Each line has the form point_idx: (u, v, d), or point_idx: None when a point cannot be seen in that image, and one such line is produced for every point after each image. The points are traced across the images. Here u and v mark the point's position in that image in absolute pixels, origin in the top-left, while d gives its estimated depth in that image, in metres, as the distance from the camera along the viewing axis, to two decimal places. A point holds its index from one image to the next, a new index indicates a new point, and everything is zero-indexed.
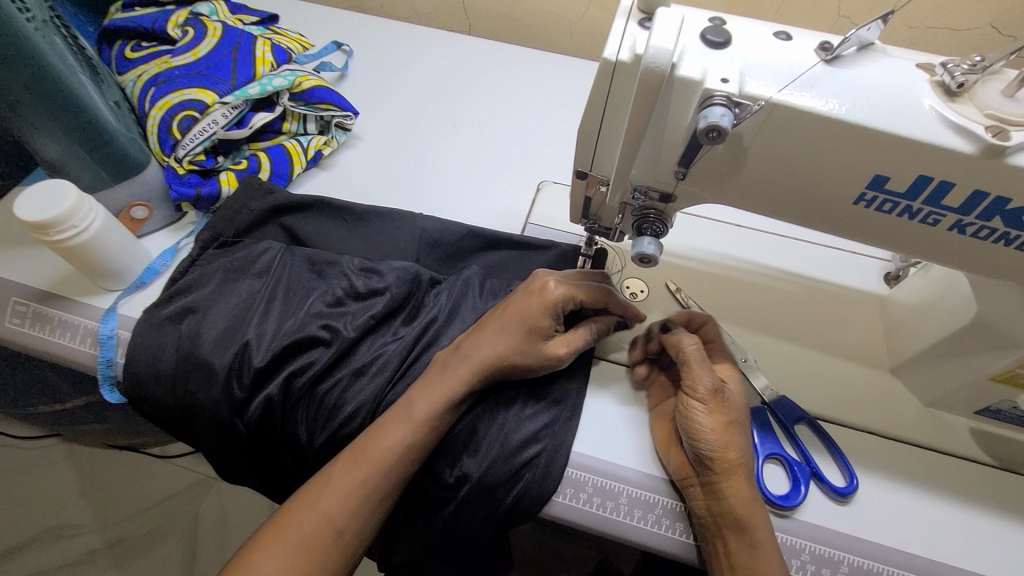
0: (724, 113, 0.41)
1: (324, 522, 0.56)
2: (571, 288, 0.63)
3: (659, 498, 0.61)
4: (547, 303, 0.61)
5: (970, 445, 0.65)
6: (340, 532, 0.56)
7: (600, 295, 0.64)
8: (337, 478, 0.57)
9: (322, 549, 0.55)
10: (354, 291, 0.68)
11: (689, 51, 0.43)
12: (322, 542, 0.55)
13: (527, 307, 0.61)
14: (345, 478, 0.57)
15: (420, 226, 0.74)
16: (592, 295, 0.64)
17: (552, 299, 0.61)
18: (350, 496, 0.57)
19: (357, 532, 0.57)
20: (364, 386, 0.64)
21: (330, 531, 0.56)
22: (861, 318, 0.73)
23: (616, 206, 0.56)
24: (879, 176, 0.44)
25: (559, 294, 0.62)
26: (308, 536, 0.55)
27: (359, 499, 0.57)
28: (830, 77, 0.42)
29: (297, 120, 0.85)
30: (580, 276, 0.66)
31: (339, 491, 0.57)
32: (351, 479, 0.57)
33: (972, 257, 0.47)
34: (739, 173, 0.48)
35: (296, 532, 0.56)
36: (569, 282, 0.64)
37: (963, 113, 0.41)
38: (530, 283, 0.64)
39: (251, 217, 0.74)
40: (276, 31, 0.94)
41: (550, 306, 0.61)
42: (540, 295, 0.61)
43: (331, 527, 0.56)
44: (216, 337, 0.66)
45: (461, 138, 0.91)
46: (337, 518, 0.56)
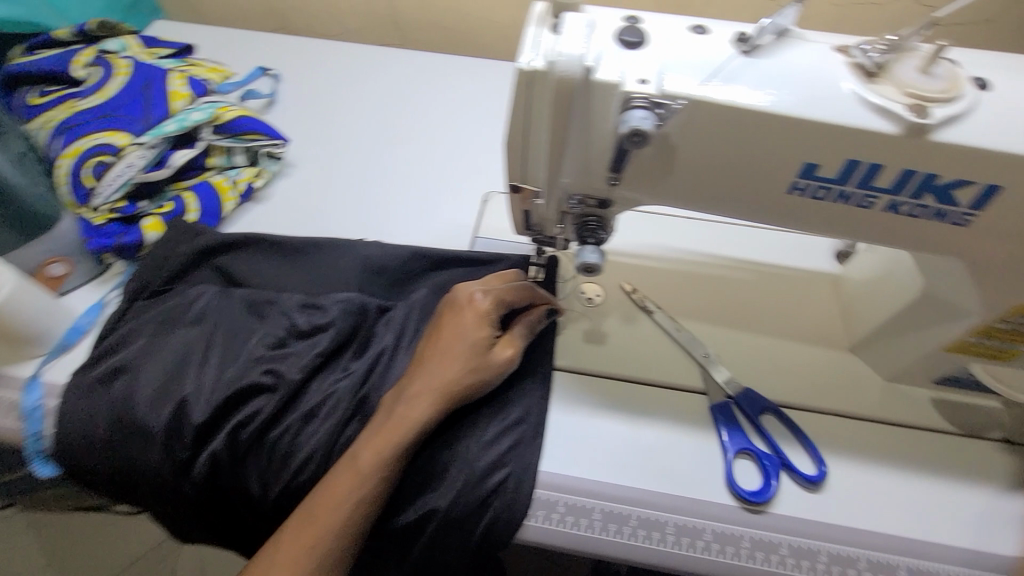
0: (645, 116, 0.40)
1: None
2: (496, 292, 0.64)
3: (633, 508, 0.59)
4: (480, 314, 0.62)
5: (933, 415, 0.65)
6: None
7: (526, 291, 0.66)
8: (284, 547, 0.54)
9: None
10: (297, 330, 0.65)
11: (605, 53, 0.42)
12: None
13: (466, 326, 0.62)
14: (292, 545, 0.54)
15: (362, 253, 0.71)
16: (516, 292, 0.65)
17: (483, 308, 0.63)
18: (299, 565, 0.54)
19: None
20: (316, 430, 0.61)
21: None
22: (818, 299, 0.73)
23: (555, 216, 0.54)
24: (809, 164, 0.43)
25: (489, 303, 0.63)
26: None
27: (312, 565, 0.54)
28: (750, 67, 0.41)
29: (223, 155, 0.80)
30: (498, 277, 0.67)
31: (287, 559, 0.54)
32: (298, 544, 0.54)
33: (911, 235, 0.46)
34: (671, 173, 0.47)
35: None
36: (491, 288, 0.65)
37: (884, 93, 0.40)
38: (455, 299, 0.64)
39: (180, 262, 0.70)
40: (194, 62, 0.90)
41: (483, 316, 0.62)
42: (471, 308, 0.63)
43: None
44: (151, 397, 0.61)
45: (401, 155, 0.88)
46: None
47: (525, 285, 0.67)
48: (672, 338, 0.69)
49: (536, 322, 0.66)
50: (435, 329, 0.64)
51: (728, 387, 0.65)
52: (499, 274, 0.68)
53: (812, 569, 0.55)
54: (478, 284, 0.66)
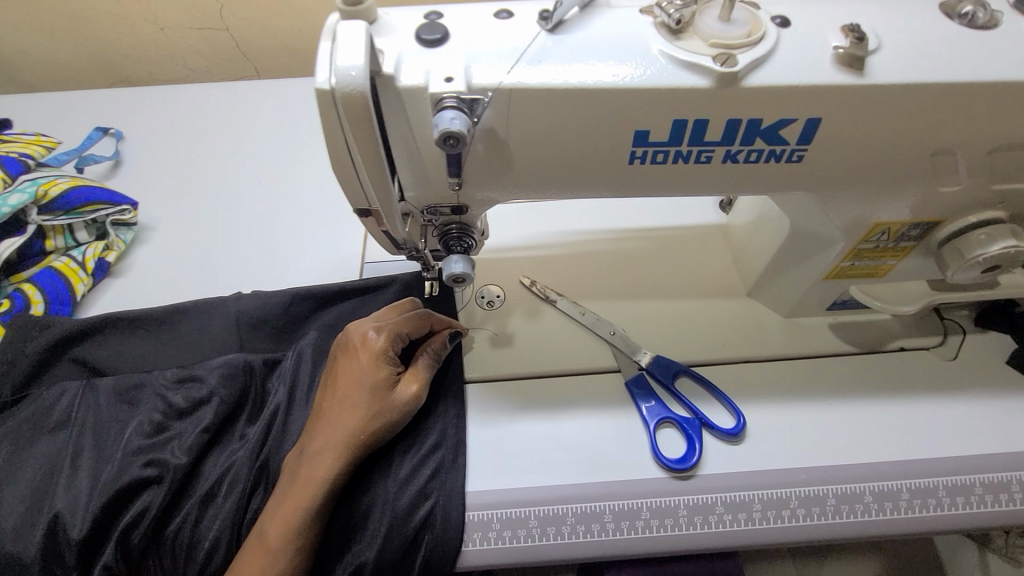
0: (455, 116, 0.37)
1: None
2: (391, 327, 0.60)
3: (568, 505, 0.57)
4: (376, 354, 0.58)
5: (833, 341, 0.67)
6: None
7: (424, 319, 0.62)
8: None
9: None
10: (178, 409, 0.59)
11: (405, 56, 0.39)
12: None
13: (362, 370, 0.58)
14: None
15: (234, 310, 0.66)
16: (414, 323, 0.61)
17: (378, 347, 0.59)
18: None
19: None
20: (218, 511, 0.56)
21: None
22: (710, 252, 0.74)
23: (416, 230, 0.51)
24: (640, 132, 0.42)
25: (383, 341, 0.59)
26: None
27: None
28: (557, 46, 0.40)
29: (62, 234, 0.72)
30: (396, 308, 0.63)
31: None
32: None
33: (758, 180, 0.47)
34: (511, 167, 0.45)
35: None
36: (385, 323, 0.61)
37: (690, 49, 0.40)
38: (349, 341, 0.60)
39: (28, 364, 0.62)
40: (8, 138, 0.81)
41: (380, 355, 0.58)
42: (366, 349, 0.59)
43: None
44: (17, 524, 0.54)
45: (272, 194, 0.83)
46: None
47: (423, 312, 0.63)
48: (577, 323, 0.68)
49: (442, 349, 0.62)
50: (332, 379, 0.60)
51: (638, 358, 0.65)
52: (396, 304, 0.64)
53: (749, 519, 0.56)
54: (372, 320, 0.62)
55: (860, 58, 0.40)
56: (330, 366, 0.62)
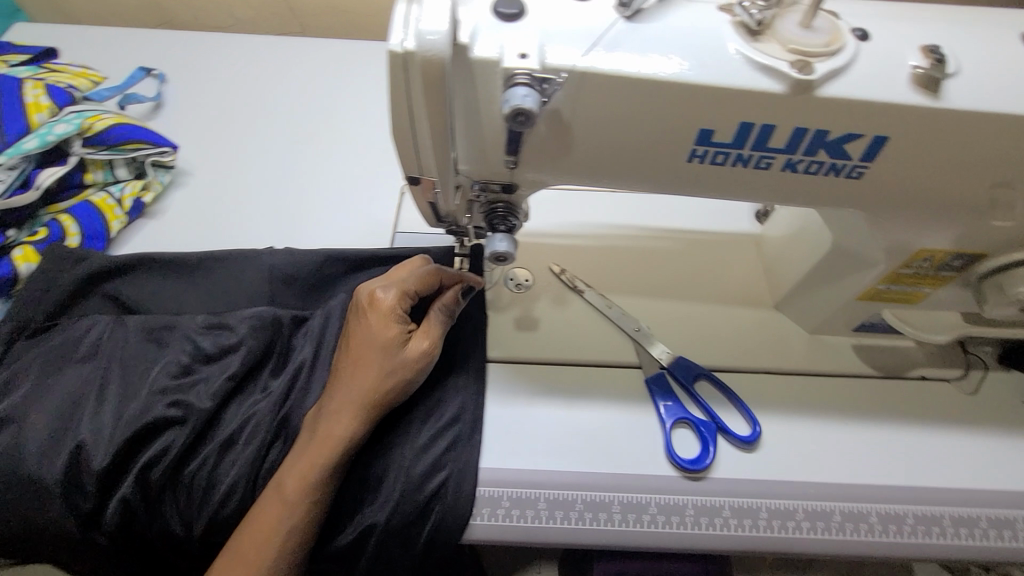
0: (528, 93, 0.37)
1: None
2: (398, 285, 0.60)
3: (577, 492, 0.58)
4: (386, 312, 0.59)
5: (854, 361, 0.67)
6: None
7: (433, 272, 0.61)
8: None
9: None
10: (205, 354, 0.60)
11: (481, 29, 0.39)
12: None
13: (373, 329, 0.58)
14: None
15: (268, 263, 0.66)
16: (421, 279, 0.60)
17: (387, 306, 0.59)
18: None
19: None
20: (236, 458, 0.57)
21: None
22: (741, 260, 0.74)
23: (461, 205, 0.51)
24: (704, 130, 0.42)
25: (391, 298, 0.59)
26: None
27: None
28: (634, 33, 0.39)
29: (102, 169, 0.73)
30: (403, 267, 0.63)
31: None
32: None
33: (812, 191, 0.47)
34: (570, 151, 0.45)
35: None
36: (394, 282, 0.61)
37: (769, 51, 0.39)
38: (358, 302, 0.61)
39: (63, 294, 0.62)
40: (56, 68, 0.81)
41: (388, 314, 0.59)
42: (376, 309, 0.59)
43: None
44: (42, 447, 0.55)
45: (309, 153, 0.83)
46: None
47: (431, 268, 0.62)
48: (603, 316, 0.68)
49: (453, 303, 0.61)
50: (346, 339, 0.60)
51: (661, 358, 0.65)
52: (405, 264, 0.64)
53: (754, 526, 0.56)
54: (380, 279, 0.62)
55: (937, 80, 0.39)
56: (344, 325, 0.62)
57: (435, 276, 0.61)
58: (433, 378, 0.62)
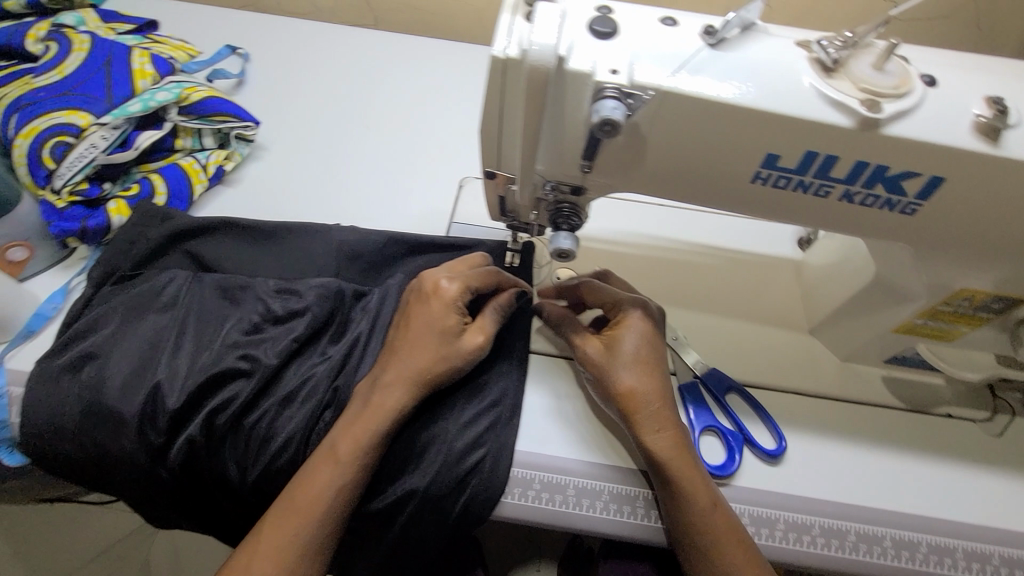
0: (616, 106, 0.41)
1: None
2: (462, 279, 0.64)
3: (604, 484, 0.61)
4: (447, 301, 0.62)
5: (883, 392, 0.69)
6: None
7: (492, 273, 0.65)
8: (264, 539, 0.55)
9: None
10: (273, 316, 0.65)
11: (577, 44, 0.42)
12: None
13: (433, 313, 0.61)
14: (275, 537, 0.55)
15: (337, 239, 0.71)
16: (483, 278, 0.64)
17: (449, 296, 0.62)
18: (280, 557, 0.54)
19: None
20: (294, 414, 0.61)
21: None
22: (780, 283, 0.77)
23: (530, 203, 0.56)
24: (771, 155, 0.45)
25: (455, 289, 0.63)
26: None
27: (296, 553, 0.55)
28: (716, 60, 0.43)
29: (191, 136, 0.79)
30: (465, 263, 0.67)
31: (271, 551, 0.54)
32: (281, 535, 0.55)
33: (865, 222, 0.49)
34: (642, 163, 0.49)
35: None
36: (457, 274, 0.64)
37: (840, 88, 0.42)
38: (422, 288, 0.64)
39: (149, 247, 0.68)
40: (157, 39, 0.87)
41: (450, 304, 0.62)
42: (439, 296, 0.62)
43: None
44: (122, 383, 0.60)
45: (376, 140, 0.88)
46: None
47: (491, 269, 0.66)
48: None
49: (507, 304, 0.65)
50: (405, 320, 0.64)
51: (696, 368, 0.68)
52: (465, 260, 0.67)
53: (770, 536, 0.59)
54: (445, 270, 0.65)
55: (999, 129, 0.42)
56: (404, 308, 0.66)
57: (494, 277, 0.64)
58: (479, 363, 0.66)
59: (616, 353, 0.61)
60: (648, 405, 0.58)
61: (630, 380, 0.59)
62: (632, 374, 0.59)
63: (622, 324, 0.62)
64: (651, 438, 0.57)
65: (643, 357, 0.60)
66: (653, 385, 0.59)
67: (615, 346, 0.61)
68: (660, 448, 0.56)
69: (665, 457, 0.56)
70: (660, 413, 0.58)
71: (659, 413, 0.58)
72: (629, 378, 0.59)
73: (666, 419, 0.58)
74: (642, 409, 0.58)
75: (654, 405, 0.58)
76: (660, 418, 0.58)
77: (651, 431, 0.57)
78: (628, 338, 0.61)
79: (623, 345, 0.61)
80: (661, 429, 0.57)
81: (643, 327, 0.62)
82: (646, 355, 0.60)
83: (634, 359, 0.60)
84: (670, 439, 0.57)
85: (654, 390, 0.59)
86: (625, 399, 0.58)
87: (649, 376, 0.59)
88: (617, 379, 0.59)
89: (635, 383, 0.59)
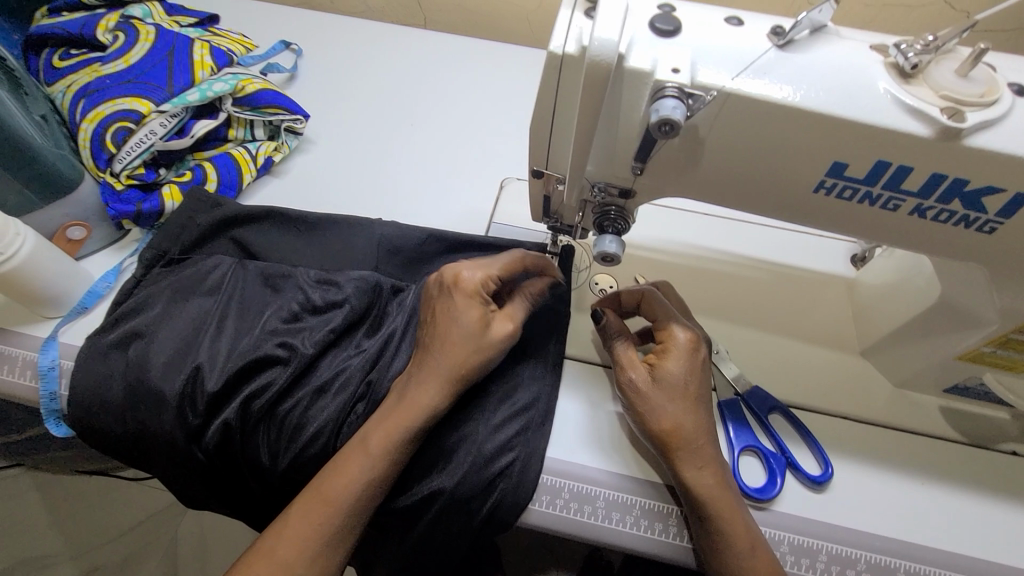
0: (676, 105, 0.39)
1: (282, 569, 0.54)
2: (483, 268, 0.60)
3: (636, 498, 0.59)
4: (472, 291, 0.59)
5: (941, 423, 0.65)
6: None
7: (517, 259, 0.63)
8: (292, 522, 0.55)
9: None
10: (312, 306, 0.66)
11: (637, 41, 0.41)
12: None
13: (458, 306, 0.58)
14: (300, 523, 0.55)
15: (379, 233, 0.72)
16: (506, 264, 0.62)
17: (472, 287, 0.59)
18: (308, 540, 0.54)
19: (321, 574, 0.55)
20: (327, 404, 0.62)
21: None
22: (831, 301, 0.73)
23: (576, 204, 0.55)
24: (838, 163, 0.43)
25: (478, 281, 0.59)
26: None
27: (318, 541, 0.54)
28: (783, 62, 0.41)
29: (243, 127, 0.81)
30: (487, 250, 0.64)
31: (296, 536, 0.54)
32: (306, 521, 0.55)
33: (934, 240, 0.46)
34: (697, 166, 0.47)
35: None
36: (479, 263, 0.61)
37: (918, 94, 0.40)
38: (441, 279, 0.60)
39: (199, 232, 0.70)
40: (217, 33, 0.90)
41: (473, 294, 0.59)
42: (463, 286, 0.59)
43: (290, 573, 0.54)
44: (165, 363, 0.62)
45: (420, 137, 0.88)
46: (295, 564, 0.54)
47: (514, 254, 0.64)
48: None
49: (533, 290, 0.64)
50: (430, 314, 0.61)
51: (738, 386, 0.65)
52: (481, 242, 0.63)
53: (811, 567, 0.56)
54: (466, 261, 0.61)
55: None
56: (424, 305, 0.62)
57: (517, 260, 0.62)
58: (513, 363, 0.64)
59: (661, 384, 0.57)
60: (691, 442, 0.55)
61: (676, 415, 0.56)
62: (676, 410, 0.56)
63: (670, 353, 0.58)
64: (693, 476, 0.54)
65: (690, 392, 0.57)
66: (697, 420, 0.56)
67: (663, 377, 0.57)
68: (701, 486, 0.54)
69: (704, 497, 0.53)
70: (703, 449, 0.55)
71: (703, 449, 0.55)
72: (672, 416, 0.56)
73: (709, 457, 0.55)
74: (685, 446, 0.55)
75: (698, 441, 0.55)
76: (702, 455, 0.55)
77: (694, 468, 0.54)
78: (677, 370, 0.58)
79: (669, 377, 0.57)
80: (704, 467, 0.55)
81: (690, 358, 0.58)
82: (694, 388, 0.57)
83: (679, 393, 0.57)
84: (712, 477, 0.54)
85: (697, 425, 0.56)
86: (669, 435, 0.55)
87: (694, 412, 0.56)
88: (663, 413, 0.56)
89: (679, 418, 0.56)
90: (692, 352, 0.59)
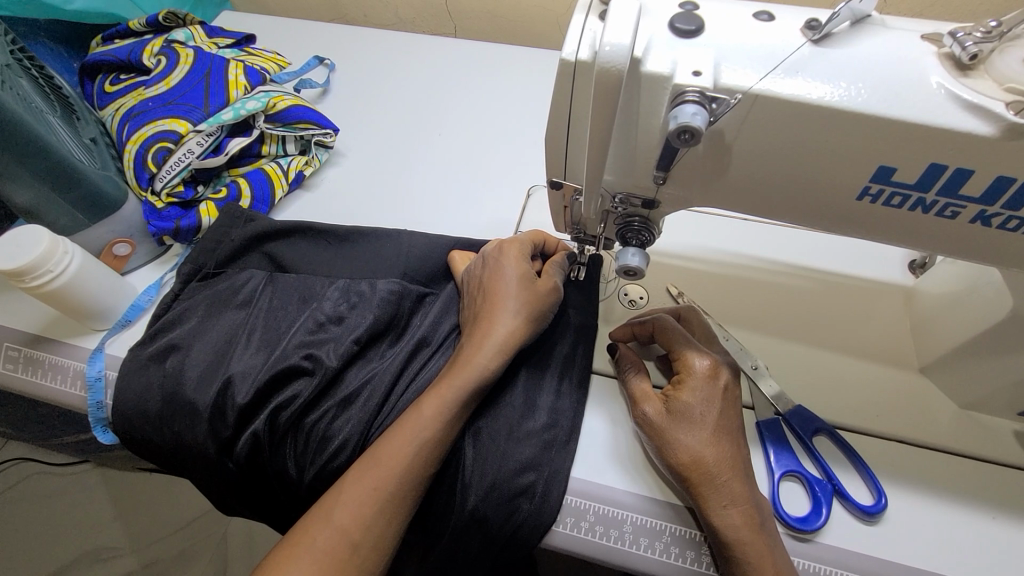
0: (696, 112, 0.37)
1: (338, 535, 0.52)
2: (518, 238, 0.66)
3: (666, 524, 0.56)
4: (518, 252, 0.64)
5: (1015, 449, 0.58)
6: (356, 547, 0.52)
7: (541, 235, 0.68)
8: (348, 487, 0.54)
9: (339, 568, 0.51)
10: (338, 316, 0.66)
11: (655, 43, 0.39)
12: (338, 557, 0.51)
13: (508, 263, 0.63)
14: (357, 486, 0.53)
15: (406, 243, 0.73)
16: (534, 234, 0.67)
17: (513, 252, 0.64)
18: (363, 506, 0.53)
19: (374, 545, 0.52)
20: (352, 415, 0.61)
21: (346, 545, 0.52)
22: (885, 312, 0.67)
23: (598, 214, 0.52)
24: (885, 167, 0.39)
25: (518, 246, 0.64)
26: (323, 553, 0.51)
27: (373, 507, 0.53)
28: (819, 58, 0.37)
29: (276, 142, 0.84)
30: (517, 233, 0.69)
31: (353, 500, 0.53)
32: (362, 486, 0.53)
33: (1003, 248, 0.42)
34: (726, 174, 0.44)
35: (309, 548, 0.51)
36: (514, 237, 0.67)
37: (978, 89, 0.35)
38: (486, 253, 0.65)
39: (233, 247, 0.71)
40: (252, 52, 0.93)
41: (517, 255, 0.64)
42: (508, 248, 0.64)
43: (345, 539, 0.52)
44: (199, 375, 0.63)
45: (448, 146, 0.88)
46: (353, 530, 0.52)
47: (538, 232, 0.69)
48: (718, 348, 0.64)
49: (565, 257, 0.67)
50: (477, 283, 0.64)
51: (778, 404, 0.60)
52: None
53: None
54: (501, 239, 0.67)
55: None
56: (470, 286, 0.66)
57: (546, 237, 0.68)
58: (537, 379, 0.62)
59: (677, 416, 0.54)
60: (715, 476, 0.51)
61: (695, 448, 0.52)
62: (696, 441, 0.53)
63: (686, 384, 0.56)
64: (717, 515, 0.50)
65: (710, 422, 0.54)
66: (720, 453, 0.52)
67: (678, 409, 0.55)
68: (726, 526, 0.50)
69: (731, 537, 0.49)
70: (729, 487, 0.51)
71: (730, 486, 0.51)
72: (694, 447, 0.52)
73: (737, 494, 0.51)
74: (707, 481, 0.51)
75: (723, 478, 0.51)
76: (728, 492, 0.51)
77: (718, 506, 0.50)
78: (693, 401, 0.55)
79: (685, 408, 0.54)
80: (730, 506, 0.50)
81: (708, 387, 0.55)
82: (714, 419, 0.54)
83: (698, 424, 0.54)
84: (740, 518, 0.50)
85: (720, 457, 0.52)
86: (688, 469, 0.52)
87: (716, 445, 0.53)
88: (682, 445, 0.53)
89: (698, 451, 0.52)
90: (710, 381, 0.56)
